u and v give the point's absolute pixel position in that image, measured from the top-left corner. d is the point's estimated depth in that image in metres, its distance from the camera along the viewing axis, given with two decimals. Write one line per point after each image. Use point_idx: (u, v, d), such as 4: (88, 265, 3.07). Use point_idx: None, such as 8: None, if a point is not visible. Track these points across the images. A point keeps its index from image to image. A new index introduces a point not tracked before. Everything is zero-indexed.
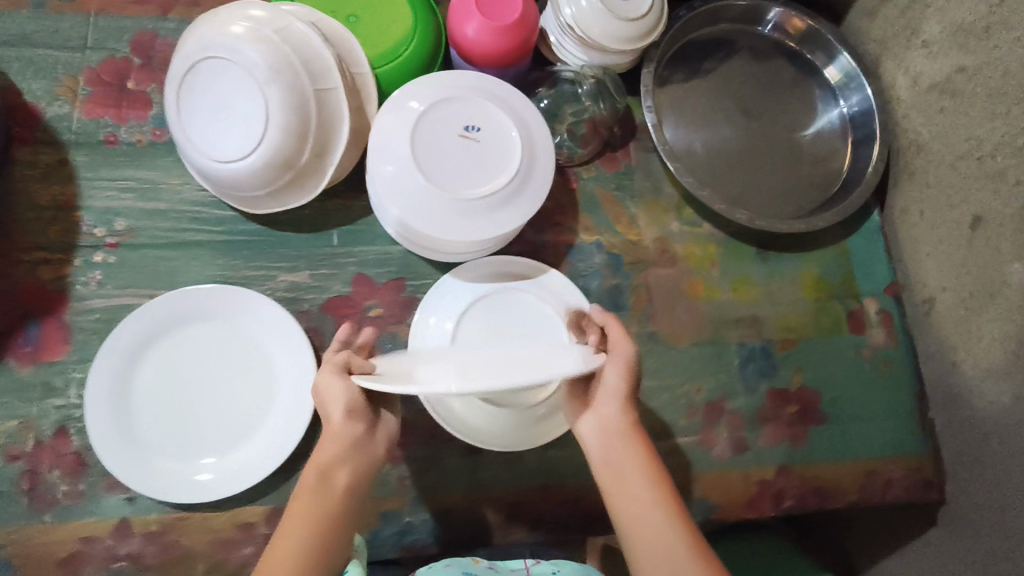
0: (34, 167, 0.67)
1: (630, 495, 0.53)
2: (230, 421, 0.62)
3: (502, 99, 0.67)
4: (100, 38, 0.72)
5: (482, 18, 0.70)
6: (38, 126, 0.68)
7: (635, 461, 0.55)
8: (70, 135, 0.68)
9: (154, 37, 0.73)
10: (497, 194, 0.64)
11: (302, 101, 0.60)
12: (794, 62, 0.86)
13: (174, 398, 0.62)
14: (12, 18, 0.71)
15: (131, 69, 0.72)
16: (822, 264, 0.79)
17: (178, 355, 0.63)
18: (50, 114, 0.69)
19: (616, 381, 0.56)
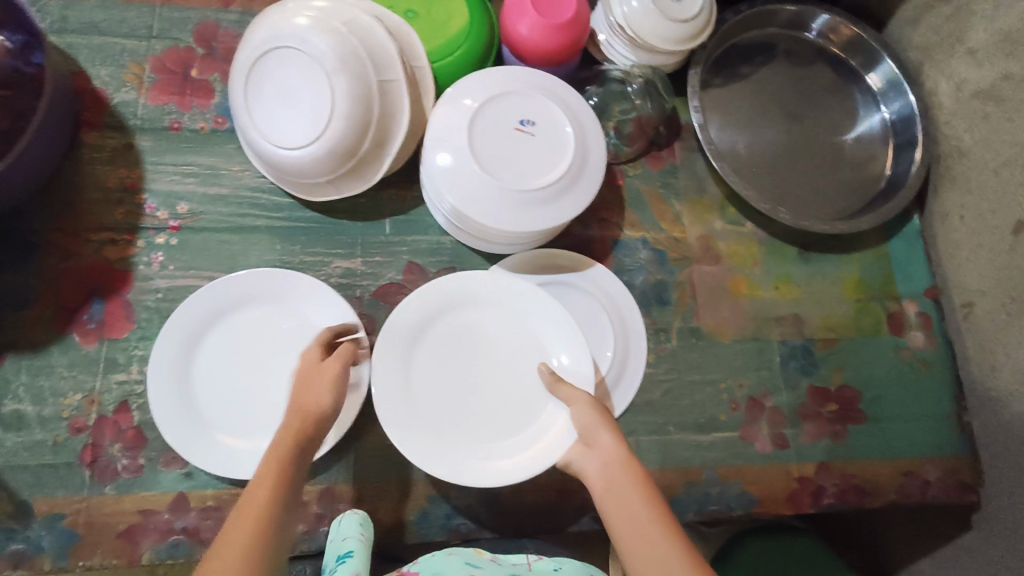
0: (101, 150, 0.69)
1: (624, 515, 0.47)
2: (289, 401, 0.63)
3: (556, 95, 0.69)
4: (165, 28, 0.74)
5: (536, 16, 0.72)
6: (106, 111, 0.71)
7: (632, 475, 0.50)
8: (136, 121, 0.71)
9: (216, 28, 0.75)
10: (553, 186, 0.66)
11: (367, 91, 0.62)
12: (835, 68, 0.88)
13: (235, 379, 0.63)
14: (83, 6, 0.73)
15: (195, 58, 0.74)
16: (863, 266, 0.81)
17: (239, 337, 0.64)
18: (117, 100, 0.71)
19: (588, 420, 0.56)
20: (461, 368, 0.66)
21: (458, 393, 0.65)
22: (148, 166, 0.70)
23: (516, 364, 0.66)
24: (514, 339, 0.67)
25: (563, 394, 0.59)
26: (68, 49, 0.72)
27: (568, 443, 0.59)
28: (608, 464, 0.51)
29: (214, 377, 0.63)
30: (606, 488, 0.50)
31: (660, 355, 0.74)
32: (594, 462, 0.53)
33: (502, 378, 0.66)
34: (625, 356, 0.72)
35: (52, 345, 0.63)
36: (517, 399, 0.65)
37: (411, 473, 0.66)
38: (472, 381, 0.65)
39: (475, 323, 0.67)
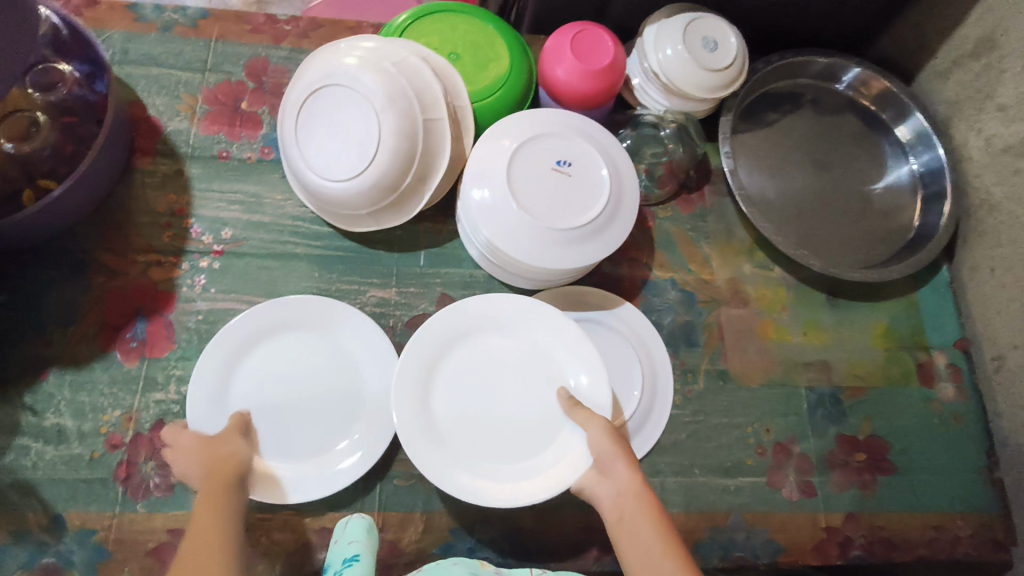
0: (152, 175, 0.72)
1: (639, 545, 0.49)
2: (327, 427, 0.64)
3: (592, 137, 0.71)
4: (219, 62, 0.78)
5: (574, 61, 0.75)
6: (158, 139, 0.74)
7: (641, 507, 0.51)
8: (187, 149, 0.74)
9: (266, 63, 0.79)
10: (587, 226, 0.67)
11: (413, 128, 0.65)
12: (864, 119, 0.89)
13: (274, 403, 0.64)
14: (143, 40, 0.77)
15: (245, 91, 0.77)
16: (892, 315, 0.81)
17: (279, 361, 0.65)
18: (170, 128, 0.75)
19: (606, 445, 0.56)
20: (479, 384, 0.65)
21: (475, 410, 0.64)
22: (196, 192, 0.72)
23: (536, 384, 0.65)
24: (536, 359, 0.66)
25: (579, 417, 0.59)
26: (126, 79, 0.76)
27: (584, 468, 0.58)
28: (621, 494, 0.53)
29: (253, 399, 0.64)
30: (618, 518, 0.51)
31: (686, 396, 0.74)
32: (608, 490, 0.54)
33: (520, 398, 0.65)
34: (653, 394, 0.72)
35: (94, 362, 0.65)
36: (535, 419, 0.64)
37: (436, 504, 0.66)
38: (488, 399, 0.65)
39: (496, 347, 0.66)
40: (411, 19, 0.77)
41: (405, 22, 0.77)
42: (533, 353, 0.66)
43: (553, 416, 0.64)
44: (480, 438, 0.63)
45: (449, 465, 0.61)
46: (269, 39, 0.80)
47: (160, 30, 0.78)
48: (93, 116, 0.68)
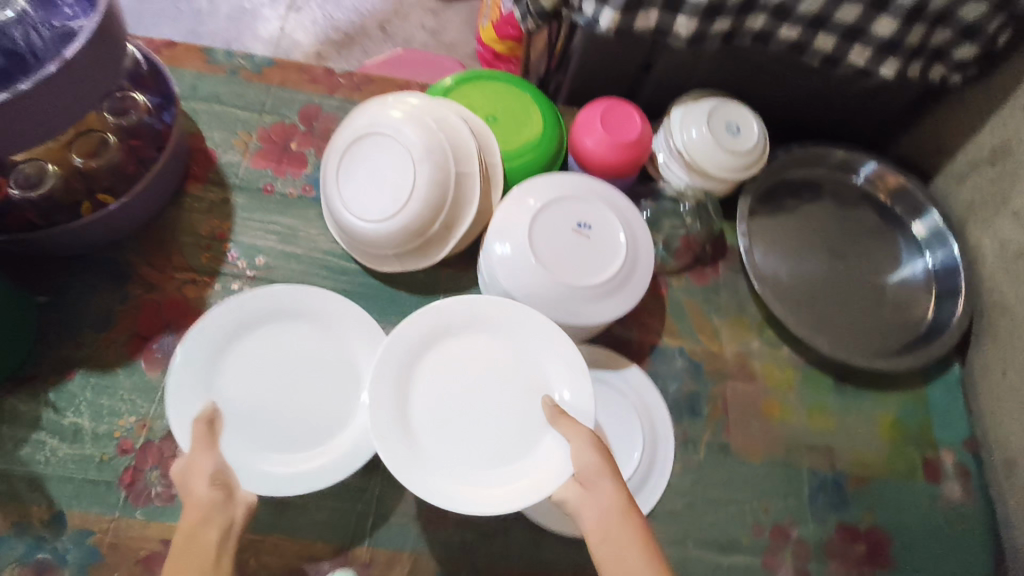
0: (201, 201, 0.77)
1: (618, 558, 0.47)
2: (324, 416, 0.66)
3: (613, 204, 0.75)
4: (276, 105, 0.85)
5: (602, 132, 0.80)
6: (211, 168, 0.80)
7: (624, 523, 0.49)
8: (235, 179, 0.79)
9: (318, 109, 0.86)
10: (600, 287, 0.70)
11: (445, 180, 0.70)
12: (880, 213, 0.92)
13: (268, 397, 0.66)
14: (211, 80, 0.85)
15: (296, 133, 0.84)
16: (901, 407, 0.81)
17: (269, 350, 0.67)
18: (223, 160, 0.80)
19: (591, 458, 0.55)
20: (457, 392, 0.66)
21: (458, 414, 0.65)
22: (238, 221, 0.77)
23: (521, 392, 0.66)
24: (520, 368, 0.67)
25: (563, 428, 0.59)
26: (191, 113, 0.83)
27: (565, 476, 0.58)
28: (605, 510, 0.51)
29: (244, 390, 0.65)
30: (600, 533, 0.50)
31: (686, 465, 0.74)
32: (591, 505, 0.52)
33: (502, 404, 0.66)
34: (652, 457, 0.72)
35: (119, 367, 0.68)
36: (521, 425, 0.65)
37: (426, 546, 0.66)
38: (469, 403, 0.66)
39: (479, 353, 0.68)
40: (455, 83, 0.83)
41: (450, 84, 0.83)
42: (513, 364, 0.67)
43: (536, 423, 0.65)
44: (462, 443, 0.64)
45: (434, 473, 0.62)
46: (324, 89, 0.87)
47: (228, 73, 0.85)
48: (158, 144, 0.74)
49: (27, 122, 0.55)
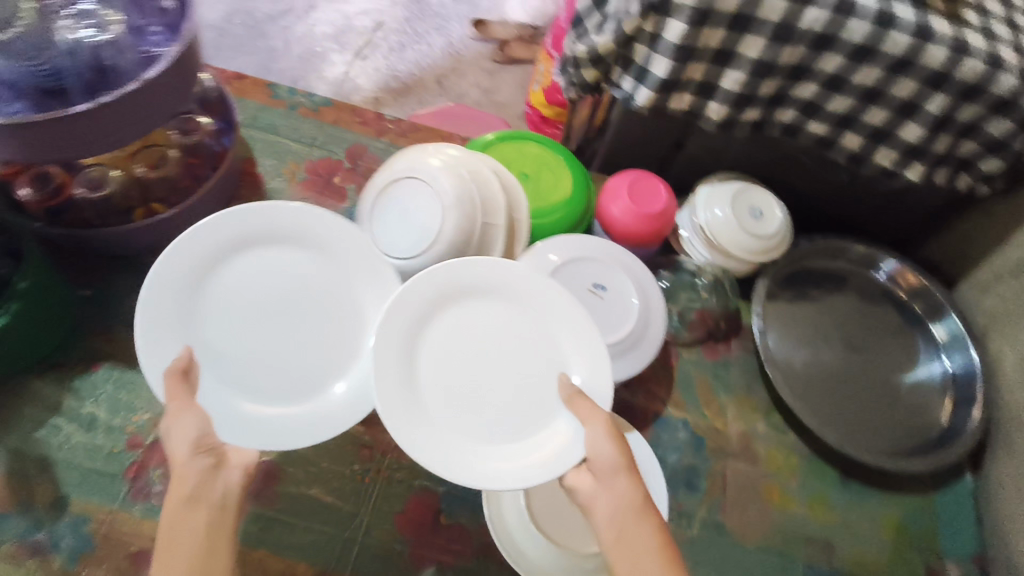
0: None
1: (634, 562, 0.48)
2: (312, 359, 0.66)
3: (631, 269, 0.77)
4: (327, 142, 0.91)
5: (628, 202, 0.83)
6: (259, 191, 0.86)
7: (639, 525, 0.50)
8: None
9: (365, 150, 0.92)
10: (608, 348, 0.72)
11: (471, 228, 0.73)
12: (900, 312, 0.92)
13: (255, 340, 0.66)
14: (272, 113, 0.92)
15: (340, 168, 0.90)
16: (907, 511, 0.79)
17: (249, 285, 0.66)
18: (270, 185, 0.87)
19: (606, 450, 0.55)
20: (460, 356, 0.65)
21: (459, 381, 0.64)
22: None
23: (521, 360, 0.65)
24: (520, 337, 0.65)
25: (581, 411, 0.58)
26: (249, 140, 0.89)
27: (577, 459, 0.58)
28: (621, 508, 0.52)
29: (228, 329, 0.65)
30: (614, 533, 0.50)
31: (677, 539, 0.73)
32: (604, 498, 0.53)
33: (502, 374, 0.64)
34: None
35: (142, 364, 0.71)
36: (524, 393, 0.64)
37: None
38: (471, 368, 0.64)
39: (475, 317, 0.66)
40: (495, 139, 0.88)
41: (491, 139, 0.88)
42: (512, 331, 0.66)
43: (540, 394, 0.64)
44: (465, 407, 0.63)
45: (439, 439, 0.61)
46: (373, 133, 0.94)
47: (287, 108, 0.93)
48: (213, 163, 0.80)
49: (98, 133, 0.60)
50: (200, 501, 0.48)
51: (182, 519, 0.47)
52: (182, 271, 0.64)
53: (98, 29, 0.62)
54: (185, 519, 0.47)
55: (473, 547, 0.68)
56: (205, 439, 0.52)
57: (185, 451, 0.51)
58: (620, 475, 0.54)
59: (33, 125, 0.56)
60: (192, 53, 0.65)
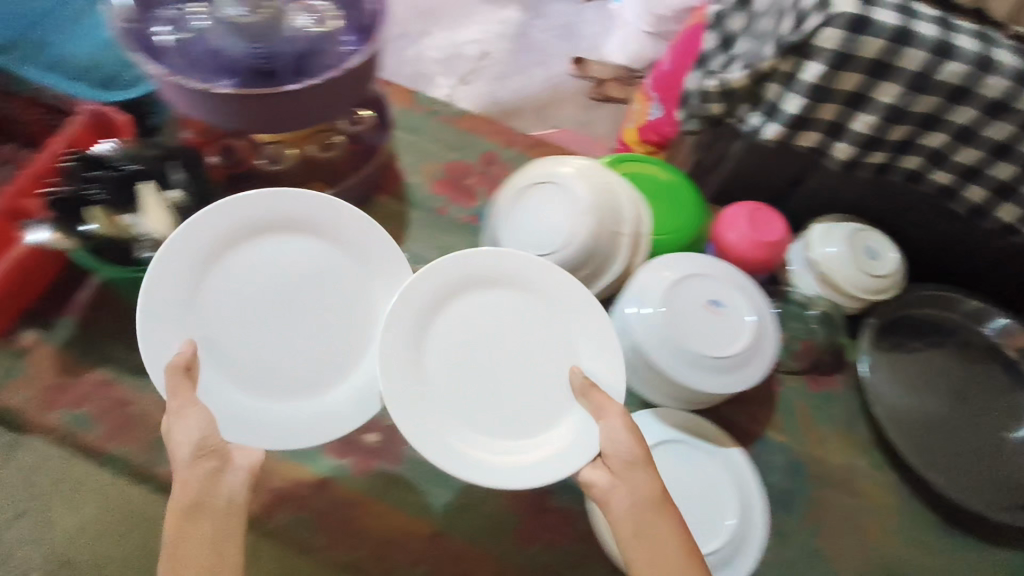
0: (385, 210, 0.92)
1: (661, 554, 0.55)
2: (312, 350, 0.70)
3: (746, 290, 0.80)
4: (462, 148, 1.00)
5: (747, 230, 0.87)
6: (399, 184, 0.94)
7: (654, 521, 0.57)
8: (416, 198, 0.94)
9: (495, 158, 1.00)
10: (723, 361, 0.75)
11: (600, 233, 0.79)
12: (1011, 369, 0.90)
13: (254, 329, 0.69)
14: (415, 117, 1.02)
15: (472, 172, 0.98)
16: (1012, 567, 0.77)
17: (253, 271, 0.69)
18: (410, 179, 0.95)
19: (623, 442, 0.61)
20: (459, 352, 0.70)
21: (460, 374, 0.70)
22: (412, 232, 0.91)
23: (515, 359, 0.70)
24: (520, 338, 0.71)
25: (596, 401, 0.64)
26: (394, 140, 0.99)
27: (589, 455, 0.64)
28: (638, 501, 0.58)
29: (234, 314, 0.68)
30: (632, 528, 0.57)
31: (771, 557, 0.75)
32: (620, 492, 0.59)
33: (504, 372, 0.70)
34: (743, 537, 0.73)
35: None
36: (520, 393, 0.70)
37: None
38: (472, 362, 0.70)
39: (479, 317, 0.72)
40: (613, 161, 0.94)
41: (608, 162, 0.94)
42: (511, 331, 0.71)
43: (539, 393, 0.70)
44: (467, 401, 0.69)
45: (432, 430, 0.66)
46: (502, 144, 1.02)
47: (429, 114, 1.02)
48: (364, 146, 0.88)
49: (298, 112, 0.68)
50: (206, 504, 0.55)
51: (188, 528, 0.53)
52: (184, 254, 0.66)
53: (312, 25, 0.70)
54: (193, 524, 0.54)
55: (574, 532, 0.75)
56: (205, 441, 0.57)
57: (187, 452, 0.56)
58: (641, 474, 0.59)
59: (253, 97, 0.64)
60: (382, 56, 0.72)
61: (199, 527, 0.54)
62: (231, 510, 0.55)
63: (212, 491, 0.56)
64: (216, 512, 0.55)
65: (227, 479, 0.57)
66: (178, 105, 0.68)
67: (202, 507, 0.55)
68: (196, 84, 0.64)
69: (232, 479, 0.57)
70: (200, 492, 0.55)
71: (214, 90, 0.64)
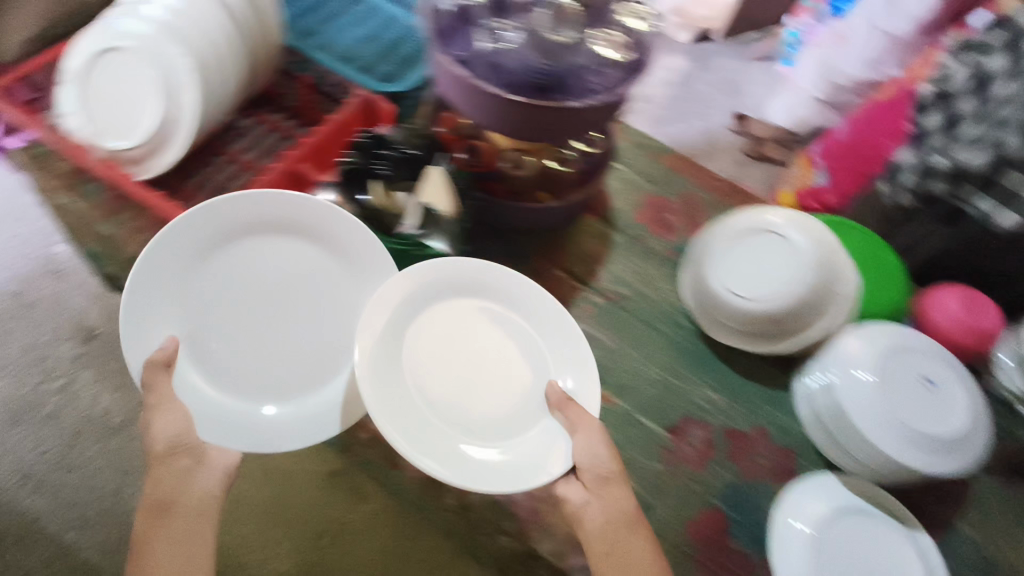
0: (591, 228, 0.96)
1: (627, 561, 0.64)
2: (280, 351, 0.79)
3: (959, 376, 0.79)
4: (665, 183, 1.03)
5: (959, 313, 0.85)
6: (604, 206, 0.99)
7: (624, 533, 0.66)
8: (620, 223, 0.98)
9: (694, 198, 1.02)
10: (938, 442, 0.73)
11: (818, 288, 0.80)
12: None
13: (234, 327, 0.79)
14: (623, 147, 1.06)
15: (673, 207, 1.01)
16: None
17: (240, 274, 0.79)
18: (615, 204, 0.99)
19: (603, 452, 0.68)
20: (435, 361, 0.75)
21: (438, 382, 0.74)
22: (614, 253, 0.95)
23: (485, 371, 0.76)
24: (491, 352, 0.78)
25: (573, 414, 0.70)
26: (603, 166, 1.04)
27: (565, 465, 0.68)
28: (614, 518, 0.66)
29: (225, 312, 0.79)
30: (602, 539, 0.65)
31: None
32: (595, 503, 0.67)
33: (481, 385, 0.75)
34: None
35: None
36: (489, 405, 0.74)
37: None
38: (452, 374, 0.75)
39: (456, 327, 0.78)
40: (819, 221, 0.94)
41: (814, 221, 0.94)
42: (484, 342, 0.78)
43: (508, 407, 0.75)
44: (447, 408, 0.73)
45: (412, 426, 0.69)
46: (702, 185, 1.04)
47: (636, 146, 1.07)
48: (592, 165, 0.92)
49: (579, 126, 0.71)
50: (175, 505, 0.66)
51: (164, 526, 0.64)
52: (171, 260, 0.75)
53: (603, 53, 0.71)
54: (162, 520, 0.65)
55: None
56: (179, 440, 0.68)
57: (162, 446, 0.67)
58: (614, 491, 0.67)
59: (548, 109, 0.68)
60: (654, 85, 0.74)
61: (177, 518, 0.65)
62: (205, 509, 0.66)
63: (187, 488, 0.67)
64: (186, 515, 0.66)
65: (200, 484, 0.67)
66: (470, 108, 0.72)
67: (179, 501, 0.66)
68: (503, 92, 0.68)
69: (202, 482, 0.68)
70: (173, 491, 0.66)
71: (518, 100, 0.68)
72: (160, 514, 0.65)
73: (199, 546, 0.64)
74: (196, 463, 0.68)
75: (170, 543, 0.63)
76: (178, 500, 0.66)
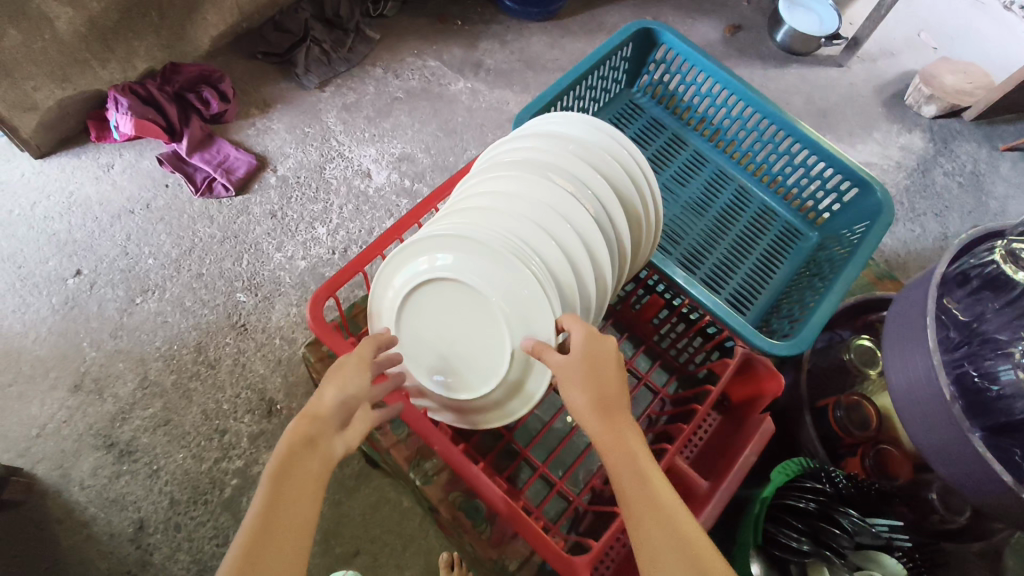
0: (835, 521, 0.97)
1: (632, 484, 0.66)
2: (457, 277, 0.81)
3: None
4: (868, 447, 1.12)
5: None
6: (840, 496, 1.02)
7: (617, 410, 0.70)
8: (843, 497, 1.02)
9: (886, 450, 1.11)
10: None
11: None
12: None
13: (485, 223, 0.80)
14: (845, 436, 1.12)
15: (873, 456, 1.11)
16: None
17: (520, 211, 0.81)
18: (844, 488, 1.02)
19: (577, 335, 0.74)
20: (537, 231, 0.80)
21: (536, 236, 0.80)
22: (856, 526, 0.96)
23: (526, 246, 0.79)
24: (536, 239, 0.80)
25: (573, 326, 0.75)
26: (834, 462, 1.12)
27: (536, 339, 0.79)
28: (606, 406, 0.70)
29: (493, 221, 0.80)
30: (603, 416, 0.69)
31: None
32: (577, 390, 0.71)
33: (530, 242, 0.80)
34: None
35: None
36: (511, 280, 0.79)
37: None
38: (540, 236, 0.80)
39: (529, 240, 0.80)
40: None
41: None
42: (537, 237, 0.80)
43: (516, 277, 0.78)
44: (541, 254, 0.80)
45: (553, 220, 0.81)
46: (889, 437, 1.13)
47: (856, 427, 1.12)
48: (858, 489, 1.04)
49: (971, 470, 0.81)
50: (319, 452, 0.67)
51: (304, 455, 0.66)
52: (505, 182, 0.84)
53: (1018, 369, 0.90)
54: (305, 459, 0.66)
55: None
56: (347, 400, 0.72)
57: (331, 399, 0.71)
58: (604, 365, 0.73)
59: (988, 465, 0.79)
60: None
61: (313, 478, 0.66)
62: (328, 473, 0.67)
63: (338, 447, 0.69)
64: (318, 466, 0.67)
65: (340, 446, 0.69)
66: (940, 443, 0.84)
67: (319, 438, 0.68)
68: (996, 464, 0.78)
69: (343, 442, 0.70)
70: (326, 437, 0.69)
71: (1011, 482, 0.77)
72: (302, 448, 0.67)
73: (306, 489, 0.65)
74: (345, 422, 0.71)
75: (305, 481, 0.65)
76: (328, 444, 0.68)
